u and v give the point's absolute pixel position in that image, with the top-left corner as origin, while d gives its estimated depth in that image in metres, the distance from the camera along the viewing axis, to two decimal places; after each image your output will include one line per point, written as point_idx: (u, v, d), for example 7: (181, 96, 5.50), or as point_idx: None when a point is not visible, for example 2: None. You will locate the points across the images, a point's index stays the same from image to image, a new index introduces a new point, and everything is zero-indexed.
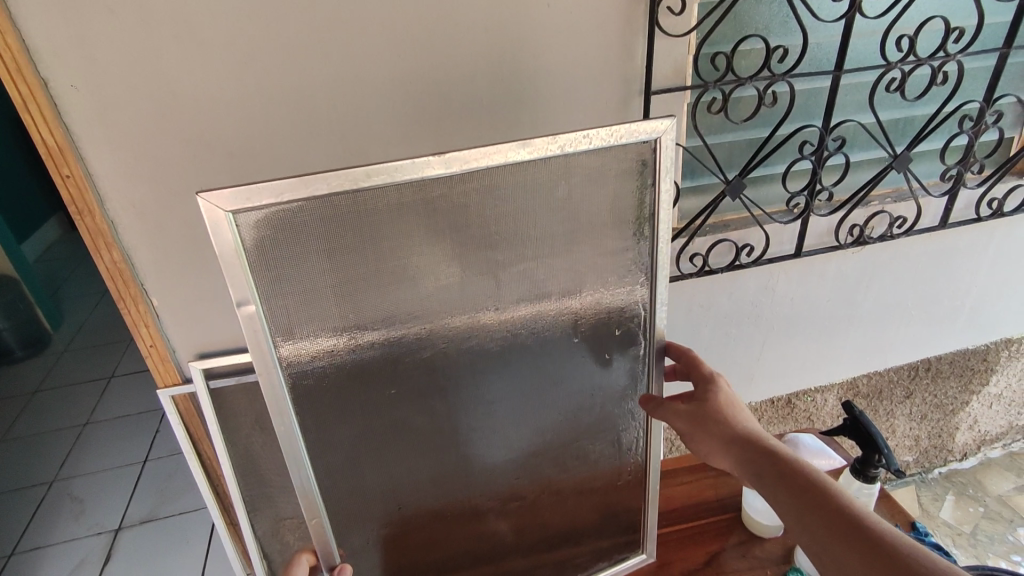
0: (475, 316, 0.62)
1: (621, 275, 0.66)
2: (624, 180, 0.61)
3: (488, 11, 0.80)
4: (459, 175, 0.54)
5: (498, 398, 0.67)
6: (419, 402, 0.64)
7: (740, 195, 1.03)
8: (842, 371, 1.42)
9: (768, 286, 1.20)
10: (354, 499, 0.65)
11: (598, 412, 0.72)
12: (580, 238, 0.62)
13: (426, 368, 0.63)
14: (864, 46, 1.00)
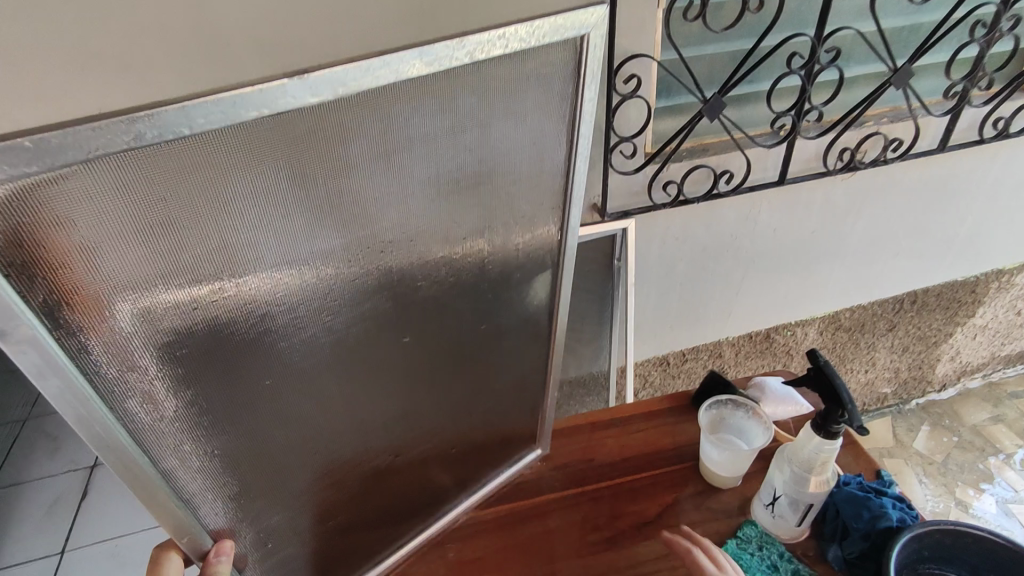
0: (366, 258, 0.49)
1: (537, 192, 0.57)
2: (543, 90, 0.51)
3: None
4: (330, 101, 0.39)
5: (400, 355, 0.58)
6: (308, 369, 0.51)
7: (718, 116, 0.92)
8: (824, 305, 1.36)
9: (749, 217, 1.11)
10: (231, 486, 0.52)
11: (510, 351, 0.66)
12: (488, 160, 0.52)
13: (313, 328, 0.50)
14: None
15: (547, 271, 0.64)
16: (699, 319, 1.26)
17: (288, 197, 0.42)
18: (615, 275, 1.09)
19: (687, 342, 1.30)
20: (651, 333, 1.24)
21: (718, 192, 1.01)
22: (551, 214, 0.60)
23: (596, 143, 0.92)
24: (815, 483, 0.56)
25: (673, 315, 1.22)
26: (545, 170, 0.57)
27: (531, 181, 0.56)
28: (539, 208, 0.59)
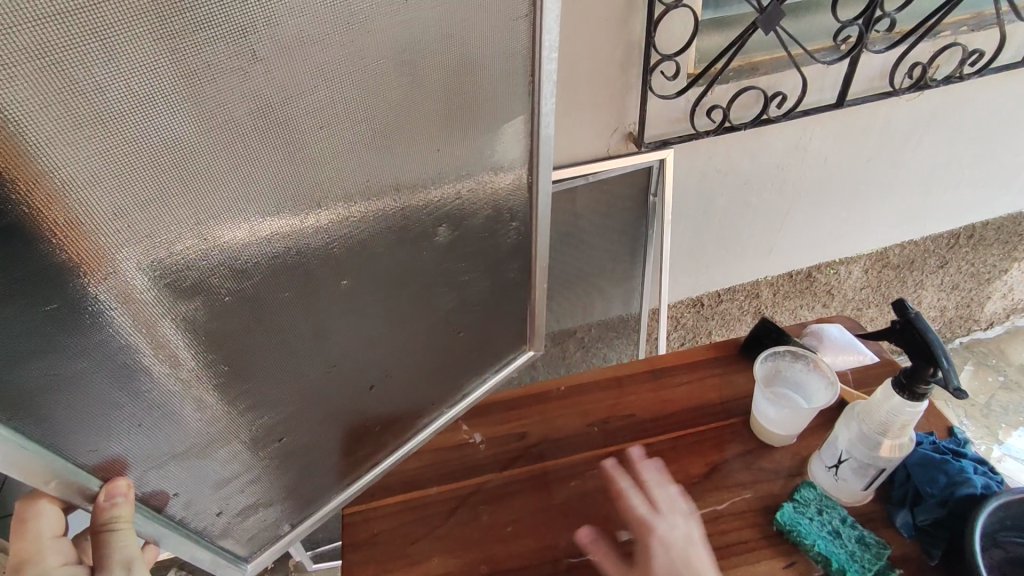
0: (278, 140, 0.35)
1: (508, 73, 0.47)
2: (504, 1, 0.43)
3: None
4: None
5: (364, 320, 0.51)
6: (209, 279, 0.38)
7: (774, 27, 0.80)
8: (873, 242, 1.26)
9: (799, 145, 1.00)
10: (121, 427, 0.39)
11: (479, 304, 0.61)
12: (451, 92, 0.43)
13: (219, 230, 0.36)
14: None
15: (514, 165, 0.55)
16: (736, 258, 1.17)
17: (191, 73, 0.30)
18: (650, 212, 1.01)
19: (722, 283, 1.22)
20: (685, 273, 1.16)
21: (767, 117, 0.90)
22: (521, 101, 0.50)
23: (634, 62, 0.82)
24: (889, 446, 0.50)
25: (710, 254, 1.14)
26: (510, 106, 0.49)
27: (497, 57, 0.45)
28: (505, 152, 0.52)
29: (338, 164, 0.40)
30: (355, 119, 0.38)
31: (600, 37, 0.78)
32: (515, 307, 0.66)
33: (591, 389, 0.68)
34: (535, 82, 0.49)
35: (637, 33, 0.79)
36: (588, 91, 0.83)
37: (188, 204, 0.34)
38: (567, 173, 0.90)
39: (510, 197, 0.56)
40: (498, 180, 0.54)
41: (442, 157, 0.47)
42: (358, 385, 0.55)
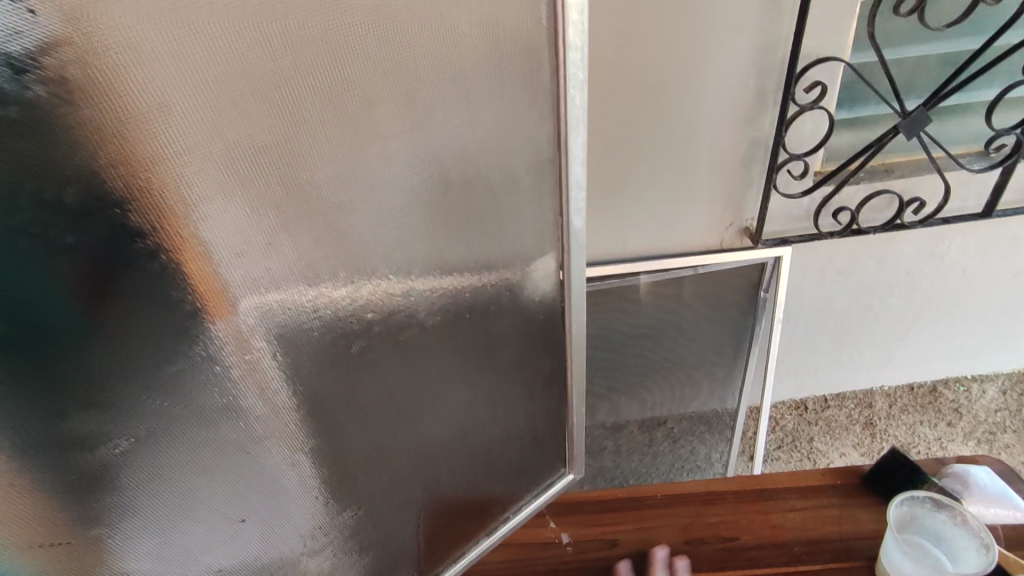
0: (362, 212, 0.37)
1: (523, 159, 0.43)
2: (514, 91, 0.40)
3: None
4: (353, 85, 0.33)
5: (384, 423, 0.47)
6: (294, 336, 0.39)
7: (919, 132, 0.76)
8: (1013, 358, 1.14)
9: (934, 252, 0.93)
10: (142, 478, 0.36)
11: (509, 410, 0.56)
12: (458, 187, 0.41)
13: (297, 340, 0.39)
14: None
15: (541, 266, 0.50)
16: (852, 366, 1.09)
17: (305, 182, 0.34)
18: (759, 309, 0.96)
19: (831, 387, 1.13)
20: (792, 375, 1.09)
21: (902, 223, 0.84)
22: (547, 193, 0.46)
23: (758, 158, 0.80)
24: None
25: (821, 356, 1.06)
26: (525, 200, 0.46)
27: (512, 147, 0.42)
28: (522, 253, 0.48)
29: (366, 256, 0.39)
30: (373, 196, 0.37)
31: (727, 134, 0.77)
32: (545, 424, 0.60)
33: (691, 503, 0.63)
34: (562, 171, 0.45)
35: (766, 130, 0.77)
36: (708, 181, 0.82)
37: (299, 240, 0.36)
38: (676, 263, 0.88)
39: (535, 302, 0.52)
40: (511, 277, 0.49)
41: (443, 249, 0.43)
42: (356, 492, 0.49)
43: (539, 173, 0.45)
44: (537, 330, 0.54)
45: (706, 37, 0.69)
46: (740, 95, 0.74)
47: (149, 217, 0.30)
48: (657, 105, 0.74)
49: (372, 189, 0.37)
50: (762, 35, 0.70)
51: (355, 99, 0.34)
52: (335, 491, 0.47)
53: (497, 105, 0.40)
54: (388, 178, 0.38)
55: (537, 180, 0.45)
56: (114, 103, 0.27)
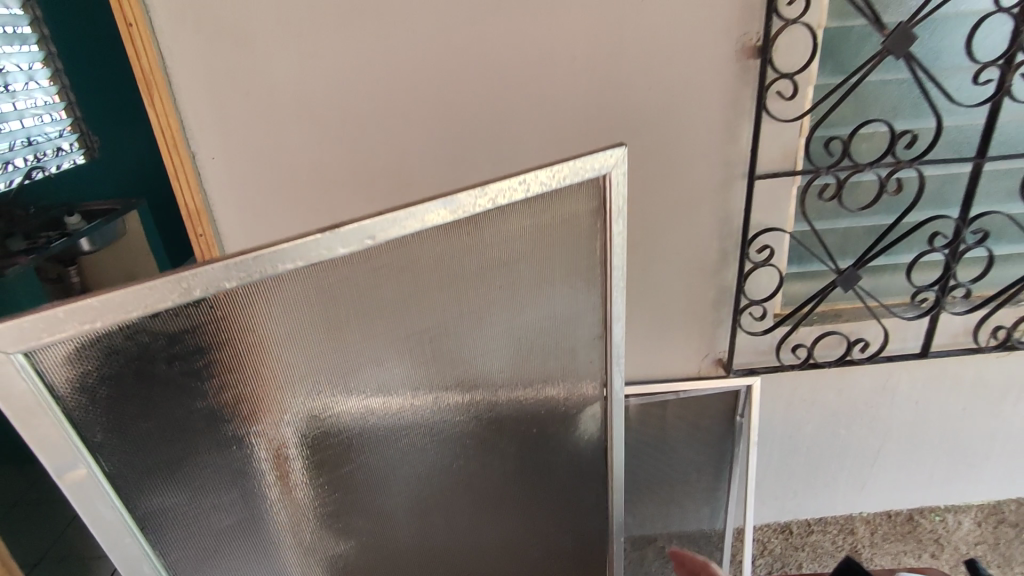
0: (457, 351, 0.60)
1: (585, 318, 0.66)
2: (584, 276, 0.64)
3: (588, 95, 0.81)
4: (475, 271, 0.57)
5: (468, 491, 0.69)
6: (345, 438, 0.57)
7: (854, 286, 0.93)
8: (982, 491, 1.22)
9: (886, 386, 1.06)
10: (241, 530, 0.55)
11: (557, 494, 0.76)
12: (545, 336, 0.65)
13: (351, 439, 0.58)
14: (1014, 130, 0.86)
15: (590, 388, 0.71)
16: (829, 490, 1.17)
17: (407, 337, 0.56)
18: (736, 433, 1.07)
19: (811, 511, 1.21)
20: (774, 497, 1.17)
21: (851, 359, 0.99)
22: (599, 341, 0.68)
23: (725, 302, 0.96)
24: None
25: (798, 479, 1.15)
26: (585, 345, 0.68)
27: (568, 308, 0.64)
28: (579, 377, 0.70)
29: (425, 382, 0.59)
30: (473, 340, 0.60)
31: (696, 282, 0.94)
32: (576, 506, 0.78)
33: None
34: (609, 329, 0.67)
35: (728, 280, 0.94)
36: (683, 318, 0.98)
37: (355, 382, 0.55)
38: (661, 388, 1.01)
39: (585, 412, 0.73)
40: (572, 395, 0.71)
41: (515, 371, 0.65)
42: (440, 536, 0.70)
43: (593, 328, 0.67)
44: (581, 435, 0.74)
45: (675, 210, 0.89)
46: (705, 253, 0.92)
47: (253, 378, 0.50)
48: (637, 258, 0.92)
49: (479, 336, 0.60)
50: (719, 209, 0.89)
51: (457, 286, 0.56)
52: (404, 537, 0.68)
53: (572, 282, 0.63)
54: (471, 332, 0.60)
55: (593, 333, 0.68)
56: (240, 327, 0.47)
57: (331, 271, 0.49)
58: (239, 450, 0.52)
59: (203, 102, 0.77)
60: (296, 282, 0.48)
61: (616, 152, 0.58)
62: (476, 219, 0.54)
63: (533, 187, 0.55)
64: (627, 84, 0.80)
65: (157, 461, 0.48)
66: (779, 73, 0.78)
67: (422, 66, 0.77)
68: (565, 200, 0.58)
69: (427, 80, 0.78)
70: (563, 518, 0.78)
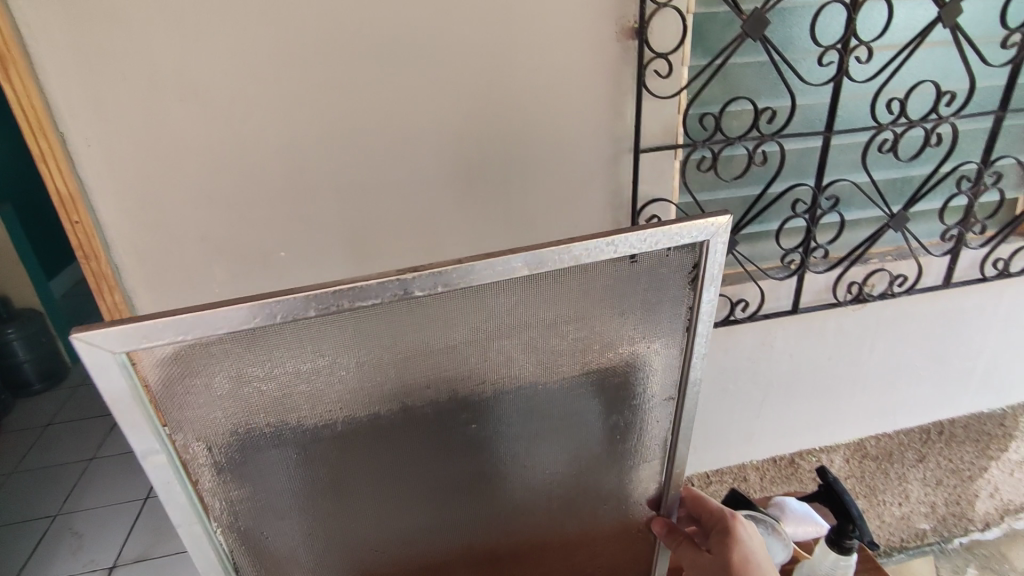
0: (498, 361, 0.58)
1: (665, 325, 0.61)
2: (668, 305, 0.59)
3: (482, 73, 0.83)
4: (557, 271, 0.54)
5: (525, 468, 0.66)
6: (322, 433, 0.57)
7: (732, 251, 1.03)
8: (848, 431, 1.38)
9: (765, 342, 1.18)
10: (238, 511, 0.59)
11: (619, 486, 0.71)
12: (630, 320, 0.60)
13: (330, 427, 0.57)
14: (855, 108, 0.99)
15: (667, 382, 0.65)
16: (722, 441, 1.28)
17: (412, 343, 0.54)
18: None
19: (710, 463, 1.31)
20: None
21: (733, 319, 1.09)
22: (677, 354, 0.63)
23: None
24: None
25: (697, 435, 1.26)
26: (669, 333, 0.62)
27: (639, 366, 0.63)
28: (663, 364, 0.63)
29: (424, 397, 0.58)
30: (534, 320, 0.57)
31: None
32: (635, 501, 0.73)
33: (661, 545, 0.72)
34: (691, 332, 0.61)
35: None
36: None
37: (318, 395, 0.54)
38: None
39: (663, 402, 0.66)
40: (652, 382, 0.65)
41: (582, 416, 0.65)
42: (490, 507, 0.68)
43: (677, 318, 0.61)
44: (657, 428, 0.68)
45: (571, 184, 0.94)
46: (601, 225, 0.98)
47: (213, 392, 0.51)
48: (539, 234, 0.96)
49: (548, 315, 0.57)
50: (610, 183, 0.95)
51: (505, 314, 0.55)
52: (441, 508, 0.66)
53: (651, 310, 0.60)
54: (527, 336, 0.57)
55: (675, 323, 0.61)
56: (188, 352, 0.49)
57: (397, 309, 0.52)
58: (311, 453, 0.57)
59: (70, 80, 0.72)
60: (282, 326, 0.49)
61: (719, 216, 0.54)
62: (563, 273, 0.54)
63: (623, 243, 0.53)
64: (518, 62, 0.83)
65: (220, 456, 0.55)
66: (655, 53, 0.85)
67: (312, 42, 0.76)
68: (645, 254, 0.55)
69: (318, 56, 0.77)
70: (610, 559, 0.77)
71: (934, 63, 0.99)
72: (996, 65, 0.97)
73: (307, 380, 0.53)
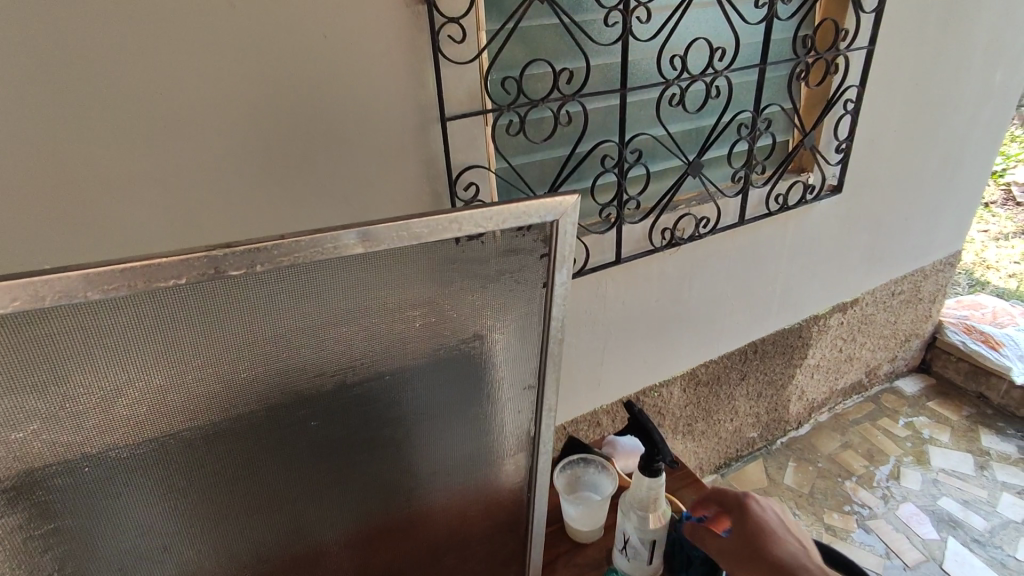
0: (344, 359, 0.54)
1: (522, 308, 0.61)
2: (520, 284, 0.60)
3: (258, 43, 0.75)
4: (393, 249, 0.51)
5: (386, 465, 0.62)
6: (130, 460, 0.49)
7: None
8: (682, 363, 1.51)
9: (599, 293, 1.25)
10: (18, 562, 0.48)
11: (486, 478, 0.70)
12: (483, 303, 0.59)
13: (141, 454, 0.49)
14: (643, 66, 1.06)
15: (527, 369, 0.66)
16: (574, 392, 1.34)
17: (230, 346, 0.48)
18: None
19: (566, 416, 1.36)
20: None
21: None
22: (534, 336, 0.64)
23: None
24: (656, 517, 0.62)
25: None
26: (525, 320, 0.62)
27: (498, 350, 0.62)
28: (521, 349, 0.64)
29: (257, 410, 0.53)
30: (377, 312, 0.54)
31: None
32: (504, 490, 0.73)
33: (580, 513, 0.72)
34: (547, 316, 0.62)
35: None
36: None
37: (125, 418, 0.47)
38: None
39: (528, 389, 0.67)
40: (515, 369, 0.65)
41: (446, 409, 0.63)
42: (346, 516, 0.63)
43: (534, 305, 0.62)
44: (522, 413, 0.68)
45: (382, 158, 0.90)
46: (420, 197, 0.95)
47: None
48: (356, 213, 0.91)
49: (391, 304, 0.54)
50: (423, 153, 0.93)
51: (343, 297, 0.51)
52: (290, 523, 0.60)
53: (506, 292, 0.59)
54: (372, 328, 0.54)
55: (534, 309, 0.62)
56: None
57: (215, 289, 0.45)
58: (114, 481, 0.49)
59: None
60: (63, 313, 0.41)
61: (566, 198, 0.55)
62: (405, 250, 0.52)
63: (467, 221, 0.52)
64: (300, 29, 0.77)
65: None
66: (446, 18, 0.84)
67: (25, 9, 0.63)
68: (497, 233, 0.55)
69: (39, 27, 0.64)
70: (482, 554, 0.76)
71: (705, 22, 1.10)
72: (753, 22, 1.09)
73: (103, 395, 0.45)
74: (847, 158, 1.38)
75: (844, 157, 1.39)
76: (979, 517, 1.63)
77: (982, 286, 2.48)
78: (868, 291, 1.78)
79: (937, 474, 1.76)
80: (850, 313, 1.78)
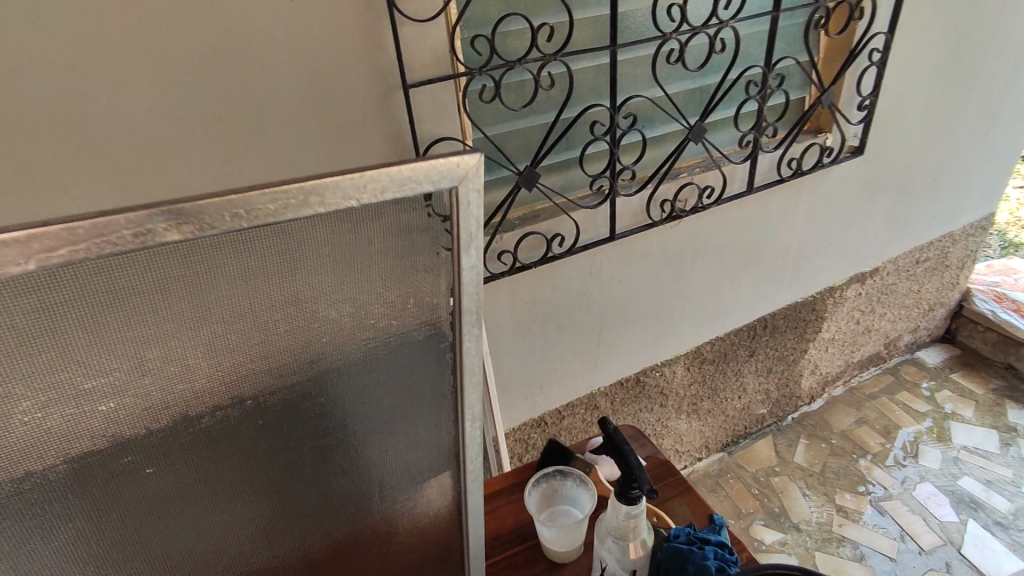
0: (151, 400, 0.38)
1: (421, 316, 0.44)
2: (408, 282, 0.42)
3: (180, 5, 0.65)
4: (201, 238, 0.33)
5: (236, 529, 0.46)
6: None
7: (536, 184, 0.97)
8: (685, 342, 1.42)
9: (592, 272, 1.16)
10: None
11: (391, 525, 0.54)
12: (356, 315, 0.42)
13: None
14: (637, 18, 0.94)
15: (439, 391, 0.49)
16: (568, 376, 1.26)
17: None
18: None
19: (560, 400, 1.29)
20: (522, 397, 1.22)
21: (552, 255, 1.04)
22: (441, 350, 0.47)
23: None
24: (634, 546, 0.56)
25: (541, 375, 1.22)
26: (423, 329, 0.45)
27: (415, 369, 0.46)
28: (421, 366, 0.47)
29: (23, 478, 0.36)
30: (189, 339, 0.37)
31: None
32: (421, 535, 0.57)
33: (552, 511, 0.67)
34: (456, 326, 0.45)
35: None
36: None
37: None
38: None
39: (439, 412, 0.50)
40: (419, 390, 0.48)
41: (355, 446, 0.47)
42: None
43: (437, 311, 0.45)
44: (433, 444, 0.52)
45: (338, 133, 0.80)
46: None
47: None
48: None
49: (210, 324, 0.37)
50: (387, 126, 0.83)
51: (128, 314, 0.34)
52: None
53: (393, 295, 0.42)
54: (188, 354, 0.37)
55: (435, 314, 0.45)
56: None
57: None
58: None
59: None
60: None
61: (466, 155, 0.38)
62: (222, 239, 0.34)
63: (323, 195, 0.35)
64: None
65: None
66: None
67: None
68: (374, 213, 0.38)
69: None
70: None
71: None
72: None
73: None
74: (870, 116, 1.24)
75: (867, 115, 1.25)
76: (1002, 498, 1.55)
77: (1015, 248, 2.32)
78: (890, 259, 1.66)
79: (959, 452, 1.67)
80: (870, 284, 1.67)
